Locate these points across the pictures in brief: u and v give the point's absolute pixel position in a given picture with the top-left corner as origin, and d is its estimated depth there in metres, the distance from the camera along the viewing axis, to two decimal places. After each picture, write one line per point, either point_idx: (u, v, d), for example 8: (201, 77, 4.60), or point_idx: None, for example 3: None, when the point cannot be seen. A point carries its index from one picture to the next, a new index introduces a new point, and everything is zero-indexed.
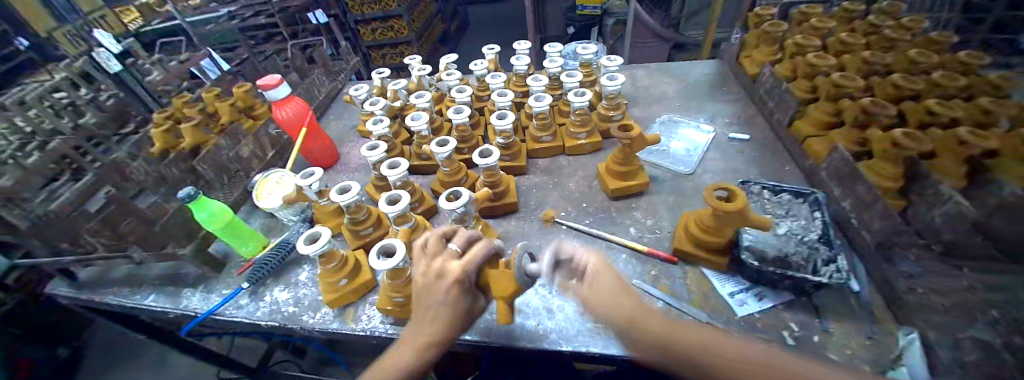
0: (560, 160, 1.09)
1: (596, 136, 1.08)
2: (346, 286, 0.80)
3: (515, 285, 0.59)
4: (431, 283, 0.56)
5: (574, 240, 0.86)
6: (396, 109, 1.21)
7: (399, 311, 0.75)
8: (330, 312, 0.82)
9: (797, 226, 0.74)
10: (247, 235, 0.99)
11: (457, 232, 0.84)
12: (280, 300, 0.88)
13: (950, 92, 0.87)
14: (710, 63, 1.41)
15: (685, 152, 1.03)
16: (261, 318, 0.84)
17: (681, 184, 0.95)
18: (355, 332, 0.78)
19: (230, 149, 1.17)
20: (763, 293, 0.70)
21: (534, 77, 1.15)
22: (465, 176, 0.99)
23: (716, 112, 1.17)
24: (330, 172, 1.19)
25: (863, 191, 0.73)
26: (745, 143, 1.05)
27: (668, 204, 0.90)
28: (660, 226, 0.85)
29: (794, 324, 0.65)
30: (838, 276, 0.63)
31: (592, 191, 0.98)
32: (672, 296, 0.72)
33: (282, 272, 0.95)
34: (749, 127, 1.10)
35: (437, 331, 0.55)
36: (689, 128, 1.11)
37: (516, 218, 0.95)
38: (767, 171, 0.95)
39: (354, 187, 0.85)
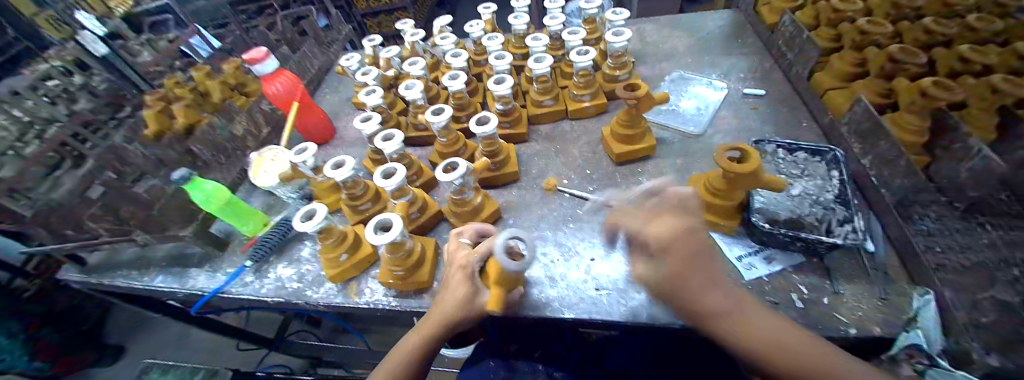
0: (563, 126, 1.04)
1: (601, 98, 1.02)
2: (348, 261, 0.80)
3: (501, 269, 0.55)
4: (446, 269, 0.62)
5: (578, 209, 0.84)
6: (389, 78, 1.16)
7: (400, 284, 0.75)
8: (334, 287, 0.82)
9: (812, 187, 0.71)
10: (246, 213, 0.98)
11: (456, 204, 0.81)
12: (284, 276, 0.89)
13: (988, 36, 0.79)
14: (726, 14, 1.30)
15: (695, 111, 0.97)
16: (268, 294, 0.86)
17: (691, 146, 0.89)
18: (359, 305, 0.78)
19: (224, 128, 1.14)
20: (772, 256, 0.67)
21: (533, 37, 1.08)
22: (463, 146, 0.95)
23: (730, 68, 1.09)
24: (326, 147, 1.16)
25: (886, 148, 0.69)
26: (760, 100, 0.98)
27: (676, 168, 0.86)
28: (666, 191, 0.82)
29: (803, 287, 0.63)
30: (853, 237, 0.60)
31: (596, 157, 0.94)
32: None
33: (285, 248, 0.95)
34: (764, 82, 1.03)
35: (448, 314, 0.56)
36: (700, 86, 1.05)
37: (517, 188, 0.92)
38: (782, 129, 0.90)
39: (349, 161, 0.82)
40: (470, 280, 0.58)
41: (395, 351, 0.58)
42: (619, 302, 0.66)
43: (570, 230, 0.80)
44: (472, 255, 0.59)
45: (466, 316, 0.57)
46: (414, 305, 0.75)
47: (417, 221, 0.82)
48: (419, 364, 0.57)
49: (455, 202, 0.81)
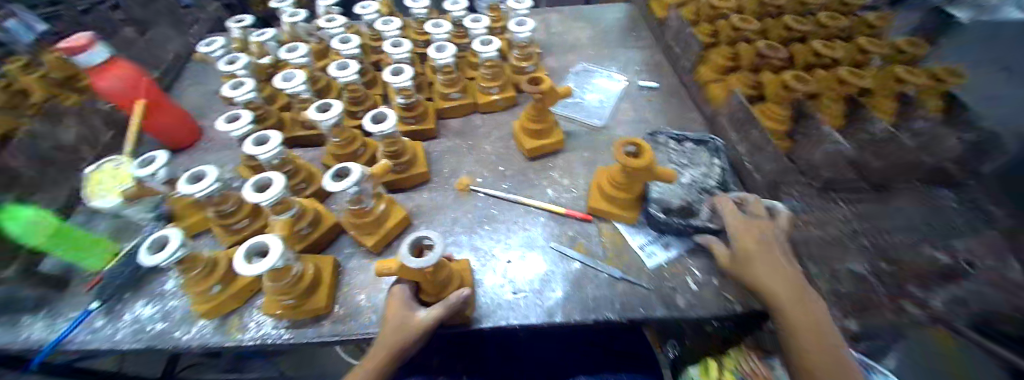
0: (474, 120, 0.99)
1: (510, 91, 0.98)
2: (222, 293, 0.68)
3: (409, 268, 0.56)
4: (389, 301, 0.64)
5: (491, 208, 0.81)
6: (265, 67, 0.98)
7: (293, 313, 0.66)
8: (208, 326, 0.69)
9: (698, 174, 0.77)
10: (87, 243, 0.80)
11: (354, 215, 0.72)
12: (144, 316, 0.72)
13: (837, 32, 0.91)
14: (623, 6, 1.36)
15: (600, 103, 1.00)
16: (122, 341, 0.68)
17: (598, 138, 0.91)
18: (244, 343, 0.66)
19: (47, 136, 0.90)
20: (670, 242, 0.72)
21: (432, 23, 0.98)
22: (361, 146, 0.85)
23: (630, 60, 1.14)
24: (190, 153, 0.96)
25: (757, 136, 0.78)
26: (656, 91, 1.04)
27: (584, 161, 0.87)
28: (576, 185, 0.83)
29: (695, 269, 0.68)
30: None
31: (509, 153, 0.91)
32: (586, 254, 0.72)
33: (143, 282, 0.77)
34: (659, 74, 1.10)
35: (387, 342, 0.56)
36: (602, 79, 1.08)
37: (428, 190, 0.86)
38: (676, 119, 0.96)
39: (212, 172, 0.68)
40: (402, 306, 0.58)
41: None
42: (533, 305, 0.65)
43: (484, 232, 0.77)
44: (400, 285, 0.61)
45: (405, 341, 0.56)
46: (310, 335, 0.66)
47: (307, 237, 0.72)
48: None
49: (353, 212, 0.71)
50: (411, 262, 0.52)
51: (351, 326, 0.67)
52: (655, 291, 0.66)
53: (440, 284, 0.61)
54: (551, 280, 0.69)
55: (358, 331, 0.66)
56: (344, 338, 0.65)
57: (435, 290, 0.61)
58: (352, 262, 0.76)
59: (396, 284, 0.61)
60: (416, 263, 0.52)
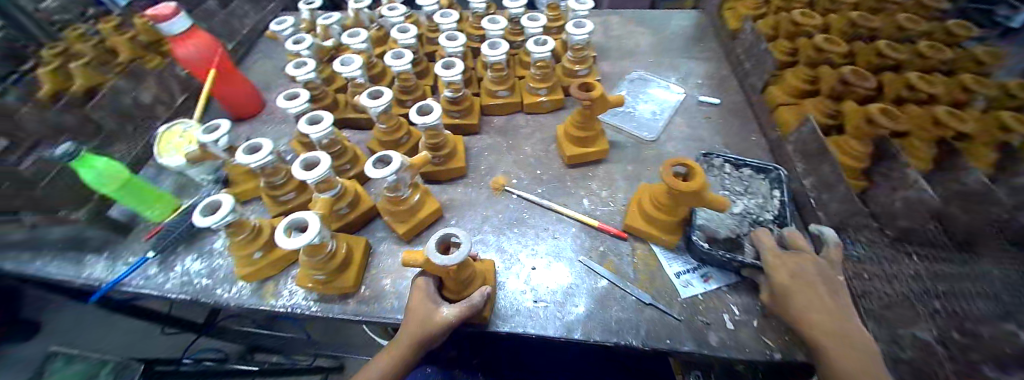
0: (517, 120, 0.98)
1: (558, 93, 0.96)
2: (262, 259, 0.72)
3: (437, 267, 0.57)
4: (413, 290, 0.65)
5: (523, 212, 0.80)
6: (327, 50, 1.03)
7: (323, 288, 0.69)
8: (247, 287, 0.74)
9: (753, 205, 0.73)
10: (151, 195, 0.85)
11: (391, 202, 0.74)
12: (192, 270, 0.78)
13: (935, 64, 0.83)
14: (690, 14, 1.28)
15: (651, 115, 0.94)
16: (171, 291, 0.76)
17: (643, 152, 0.87)
18: (274, 309, 0.70)
19: (130, 93, 0.99)
20: (709, 274, 0.68)
21: (489, 18, 0.97)
22: (405, 135, 0.87)
23: (689, 72, 1.07)
24: (252, 123, 1.03)
25: (828, 172, 0.71)
26: (715, 109, 0.97)
27: (626, 174, 0.83)
28: (614, 199, 0.79)
29: (734, 307, 0.63)
30: None
31: (548, 157, 0.89)
32: (616, 274, 0.69)
33: (195, 239, 0.84)
34: (721, 90, 1.02)
35: (411, 331, 0.58)
36: (656, 89, 1.02)
37: (463, 185, 0.87)
38: (731, 141, 0.90)
39: (267, 145, 0.72)
40: (426, 299, 0.59)
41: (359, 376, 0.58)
42: (554, 317, 0.64)
43: (512, 235, 0.76)
44: (423, 277, 0.61)
45: (429, 335, 0.58)
46: (336, 311, 0.69)
47: (345, 217, 0.75)
48: None
49: (389, 199, 0.73)
50: (438, 260, 0.53)
51: (372, 309, 0.69)
52: (686, 324, 0.62)
53: (462, 283, 0.61)
54: (575, 294, 0.67)
55: (380, 314, 0.68)
56: (365, 318, 0.67)
57: (457, 288, 0.61)
58: (383, 246, 0.78)
59: (420, 275, 0.62)
60: (442, 261, 0.53)
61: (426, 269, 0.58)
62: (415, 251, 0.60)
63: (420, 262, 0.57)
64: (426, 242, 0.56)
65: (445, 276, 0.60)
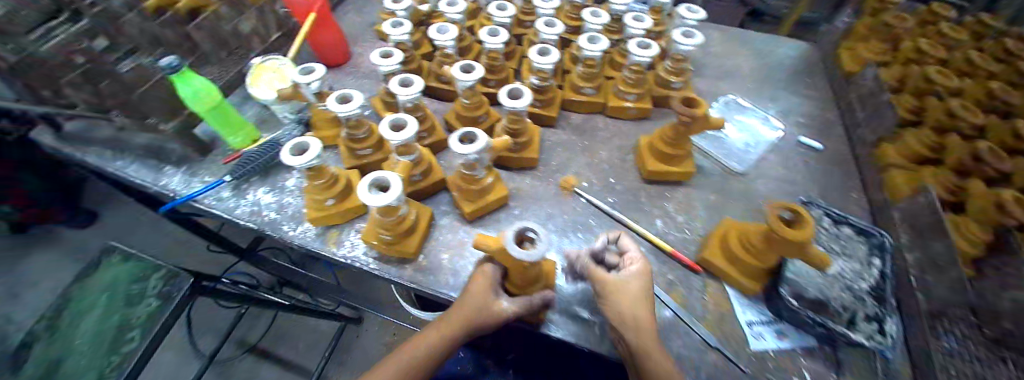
0: (596, 121, 0.93)
1: (647, 102, 0.91)
2: (333, 207, 0.73)
3: (510, 258, 0.54)
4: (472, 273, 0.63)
5: (589, 218, 0.77)
6: (421, 14, 1.03)
7: (384, 248, 0.69)
8: (313, 229, 0.76)
9: (848, 269, 0.67)
10: (235, 122, 0.88)
11: (465, 179, 0.72)
12: (262, 202, 0.81)
13: None
14: (801, 45, 1.17)
15: (744, 146, 0.87)
16: (239, 217, 0.78)
17: (728, 184, 0.81)
18: (336, 257, 0.72)
19: (232, 21, 1.01)
20: (784, 331, 0.63)
21: (591, 10, 0.92)
22: (484, 114, 0.85)
23: (791, 107, 0.99)
24: (337, 71, 1.06)
25: (940, 252, 0.64)
26: (815, 154, 0.89)
27: (707, 204, 0.78)
28: (690, 226, 0.74)
29: (807, 374, 0.59)
30: (877, 340, 0.58)
31: (623, 167, 0.84)
32: (683, 307, 0.65)
33: (270, 172, 0.87)
34: (824, 134, 0.93)
35: (466, 314, 0.56)
36: (752, 118, 0.94)
37: (532, 176, 0.84)
38: (827, 193, 0.82)
39: (358, 97, 0.73)
40: (487, 287, 0.58)
41: (408, 348, 0.57)
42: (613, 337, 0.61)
43: (576, 239, 0.73)
44: (488, 265, 0.59)
45: (484, 323, 0.56)
46: (393, 274, 0.69)
47: (417, 184, 0.75)
48: (429, 363, 0.57)
49: (464, 176, 0.72)
50: (514, 250, 0.50)
51: (427, 280, 0.68)
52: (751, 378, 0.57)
53: (527, 280, 0.59)
54: None
55: (433, 288, 0.67)
56: (419, 288, 0.67)
57: (521, 283, 0.60)
58: (444, 220, 0.77)
59: (485, 262, 0.60)
60: (519, 254, 0.49)
61: (495, 256, 0.56)
62: (488, 236, 0.58)
63: (492, 249, 0.55)
64: (502, 232, 0.52)
65: (511, 269, 0.58)
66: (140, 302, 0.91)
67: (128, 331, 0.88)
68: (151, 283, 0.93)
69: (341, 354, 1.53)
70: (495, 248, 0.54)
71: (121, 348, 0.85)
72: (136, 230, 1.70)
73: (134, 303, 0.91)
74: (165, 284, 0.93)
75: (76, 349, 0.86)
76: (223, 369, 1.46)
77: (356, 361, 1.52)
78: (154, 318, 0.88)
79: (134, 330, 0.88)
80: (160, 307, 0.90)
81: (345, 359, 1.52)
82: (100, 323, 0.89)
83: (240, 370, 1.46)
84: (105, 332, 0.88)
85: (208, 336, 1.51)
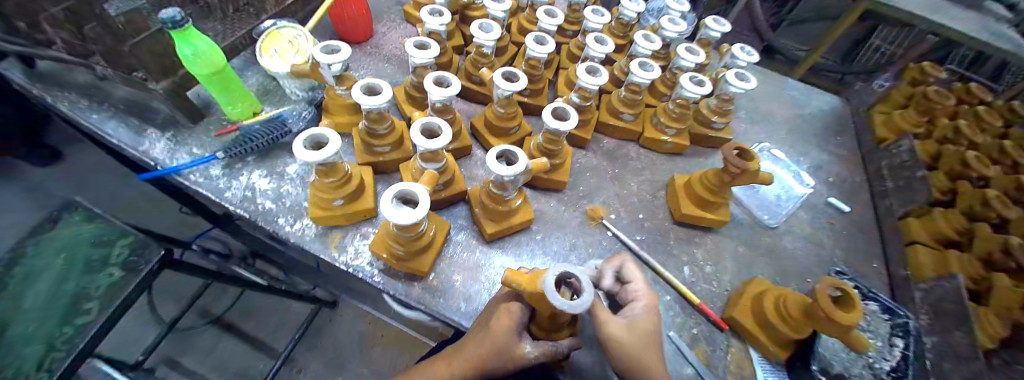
0: (629, 149, 0.89)
1: (684, 137, 0.88)
2: (341, 207, 0.66)
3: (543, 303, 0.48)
4: (490, 306, 0.57)
5: (615, 255, 0.72)
6: (460, 5, 0.95)
7: (395, 263, 0.62)
8: (313, 227, 0.68)
9: (874, 347, 0.65)
10: (237, 93, 0.79)
11: (492, 198, 0.66)
12: (258, 187, 0.73)
13: None
14: (833, 100, 1.16)
15: (775, 198, 0.85)
16: (229, 201, 0.70)
17: (758, 237, 0.79)
18: (336, 264, 0.65)
19: None
20: None
21: (643, 33, 0.88)
22: (517, 125, 0.79)
23: (819, 163, 0.98)
24: (358, 51, 0.97)
25: (958, 339, 0.65)
26: (841, 217, 0.87)
27: (736, 256, 0.75)
28: (718, 279, 0.71)
29: None
30: None
31: (653, 204, 0.81)
32: (706, 365, 0.62)
33: (269, 154, 0.78)
34: (849, 196, 0.92)
35: (484, 353, 0.51)
36: (782, 169, 0.92)
37: (558, 199, 0.79)
38: (851, 259, 0.81)
39: (388, 90, 0.66)
40: (512, 327, 0.52)
41: None
42: None
43: None
44: (514, 302, 0.54)
45: (503, 365, 0.51)
46: (399, 290, 0.62)
47: (438, 194, 0.68)
48: None
49: (492, 195, 0.66)
50: (555, 299, 0.43)
51: (436, 303, 0.62)
52: None
53: (554, 323, 0.55)
54: None
55: (442, 312, 0.61)
56: (426, 311, 0.61)
57: (547, 326, 0.56)
58: (460, 236, 0.71)
59: (511, 299, 0.55)
60: (558, 302, 0.43)
61: (527, 297, 0.51)
62: (520, 273, 0.53)
63: (525, 289, 0.49)
64: (544, 274, 0.45)
65: (540, 310, 0.52)
66: (101, 270, 0.79)
67: (84, 301, 0.75)
68: (116, 251, 0.82)
69: (312, 337, 1.43)
70: (530, 289, 0.48)
71: (75, 319, 0.73)
72: (102, 178, 1.56)
73: (94, 270, 0.79)
74: (132, 254, 0.82)
75: (20, 314, 0.73)
76: (185, 337, 1.36)
77: (326, 347, 1.42)
78: (116, 289, 0.77)
79: (91, 301, 0.75)
80: (124, 279, 0.78)
81: (315, 343, 1.42)
82: (54, 287, 0.76)
83: (202, 343, 1.36)
84: (57, 297, 0.75)
85: (169, 305, 1.39)
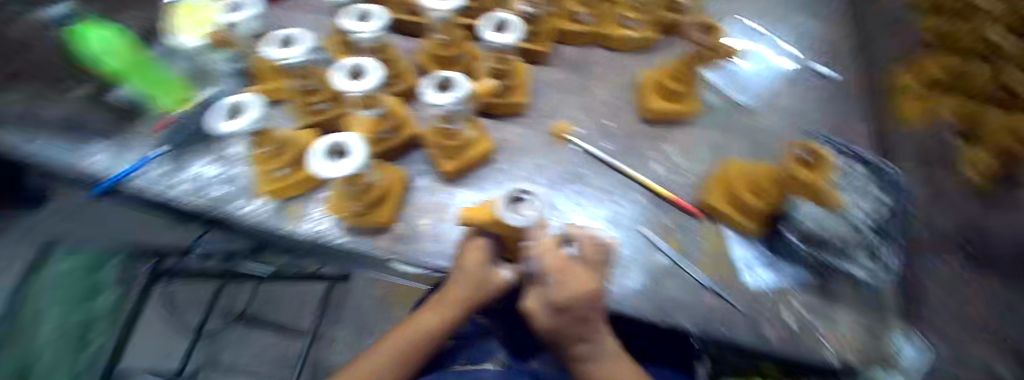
0: (591, 56, 0.83)
1: (649, 30, 0.82)
2: (288, 176, 0.66)
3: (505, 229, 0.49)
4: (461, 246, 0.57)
5: (585, 169, 0.70)
6: None
7: (356, 218, 0.61)
8: (269, 205, 0.66)
9: None
10: (166, 83, 0.81)
11: (441, 134, 0.65)
12: (207, 177, 0.71)
13: None
14: None
15: (753, 74, 0.81)
16: (184, 197, 0.67)
17: (734, 122, 0.74)
18: (301, 235, 0.63)
19: None
20: (781, 267, 0.59)
21: None
22: (462, 51, 0.72)
23: (802, 34, 0.89)
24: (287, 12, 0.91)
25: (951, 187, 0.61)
26: (826, 86, 0.81)
27: (712, 145, 0.71)
28: (693, 171, 0.69)
29: (801, 308, 0.57)
30: (876, 276, 0.55)
31: (622, 108, 0.76)
32: (682, 254, 0.62)
33: (213, 141, 0.75)
34: (835, 64, 0.85)
35: (462, 293, 0.52)
36: (762, 46, 0.86)
37: (519, 124, 0.75)
38: (840, 126, 0.76)
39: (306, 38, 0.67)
40: (483, 261, 0.52)
41: (408, 327, 0.53)
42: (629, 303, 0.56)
43: (569, 192, 0.68)
44: (480, 237, 0.54)
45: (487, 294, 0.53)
46: (367, 245, 0.61)
47: (387, 141, 0.66)
48: (432, 342, 0.52)
49: (440, 130, 0.65)
50: (505, 214, 0.46)
51: (406, 249, 0.61)
52: (749, 319, 0.56)
53: (521, 242, 0.54)
54: (631, 268, 0.60)
55: (418, 259, 0.60)
56: (399, 258, 0.60)
57: (518, 247, 0.55)
58: (423, 182, 0.68)
59: (477, 234, 0.54)
60: (510, 217, 0.46)
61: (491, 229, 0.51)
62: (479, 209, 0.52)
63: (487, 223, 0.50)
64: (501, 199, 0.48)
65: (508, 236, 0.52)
66: None
67: None
68: None
69: (334, 311, 1.53)
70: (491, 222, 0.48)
71: None
72: None
73: None
74: None
75: (35, 333, 0.77)
76: (212, 340, 1.46)
77: (349, 317, 1.52)
78: None
79: None
80: None
81: (339, 316, 1.52)
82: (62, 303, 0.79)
83: (233, 339, 1.47)
84: None
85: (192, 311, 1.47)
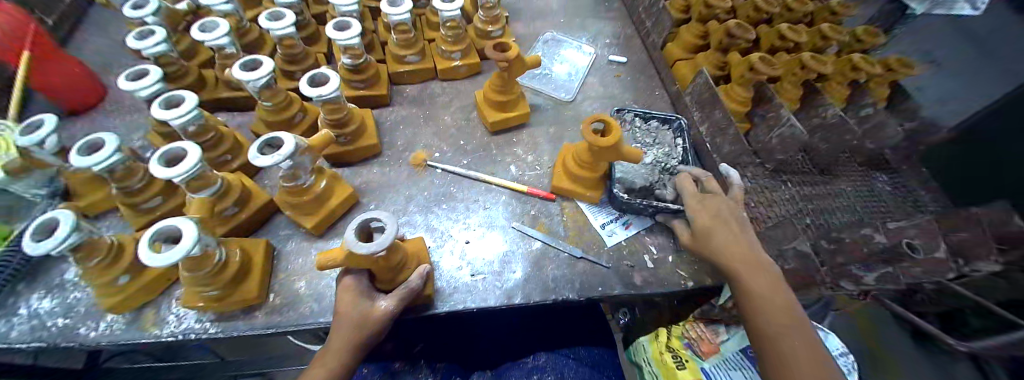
0: (432, 89, 0.92)
1: (473, 56, 0.92)
2: (129, 285, 0.58)
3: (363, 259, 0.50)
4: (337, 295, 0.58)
5: (449, 187, 0.76)
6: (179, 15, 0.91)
7: (217, 306, 0.58)
8: (120, 320, 0.60)
9: (661, 154, 0.76)
10: None
11: (292, 193, 0.64)
12: (42, 311, 0.61)
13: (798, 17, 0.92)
14: None
15: (567, 76, 0.96)
16: (16, 340, 0.58)
17: (561, 114, 0.88)
18: (161, 340, 0.58)
19: None
20: (629, 221, 0.71)
21: None
22: (300, 111, 0.77)
23: (598, 31, 1.10)
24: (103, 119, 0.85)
25: (719, 117, 0.75)
26: (623, 67, 1.00)
27: (548, 137, 0.84)
28: (540, 162, 0.79)
29: (653, 247, 0.68)
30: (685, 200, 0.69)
31: (470, 126, 0.85)
32: (547, 233, 0.70)
33: (42, 270, 0.66)
34: (627, 48, 1.06)
35: (342, 339, 0.51)
36: (570, 50, 1.04)
37: (379, 164, 0.79)
38: (642, 96, 0.94)
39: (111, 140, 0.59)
40: (356, 297, 0.54)
41: None
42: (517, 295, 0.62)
43: (441, 212, 0.72)
44: (349, 277, 0.55)
45: (370, 333, 0.53)
46: (241, 328, 0.58)
47: (236, 218, 0.65)
48: None
49: (288, 190, 0.63)
50: (360, 247, 0.46)
51: (287, 320, 0.59)
52: (614, 270, 0.65)
53: (393, 268, 0.57)
54: (512, 261, 0.66)
55: (299, 323, 0.59)
56: (280, 330, 0.58)
57: (391, 274, 0.57)
58: (290, 245, 0.68)
59: (345, 276, 0.56)
60: (366, 248, 0.46)
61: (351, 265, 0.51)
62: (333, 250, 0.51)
63: (340, 259, 0.49)
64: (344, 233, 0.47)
65: (375, 268, 0.54)
66: None
67: None
68: None
69: None
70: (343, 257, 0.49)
71: None
72: None
73: None
74: None
75: None
76: None
77: None
78: None
79: None
80: None
81: None
82: None
83: None
84: None
85: None
